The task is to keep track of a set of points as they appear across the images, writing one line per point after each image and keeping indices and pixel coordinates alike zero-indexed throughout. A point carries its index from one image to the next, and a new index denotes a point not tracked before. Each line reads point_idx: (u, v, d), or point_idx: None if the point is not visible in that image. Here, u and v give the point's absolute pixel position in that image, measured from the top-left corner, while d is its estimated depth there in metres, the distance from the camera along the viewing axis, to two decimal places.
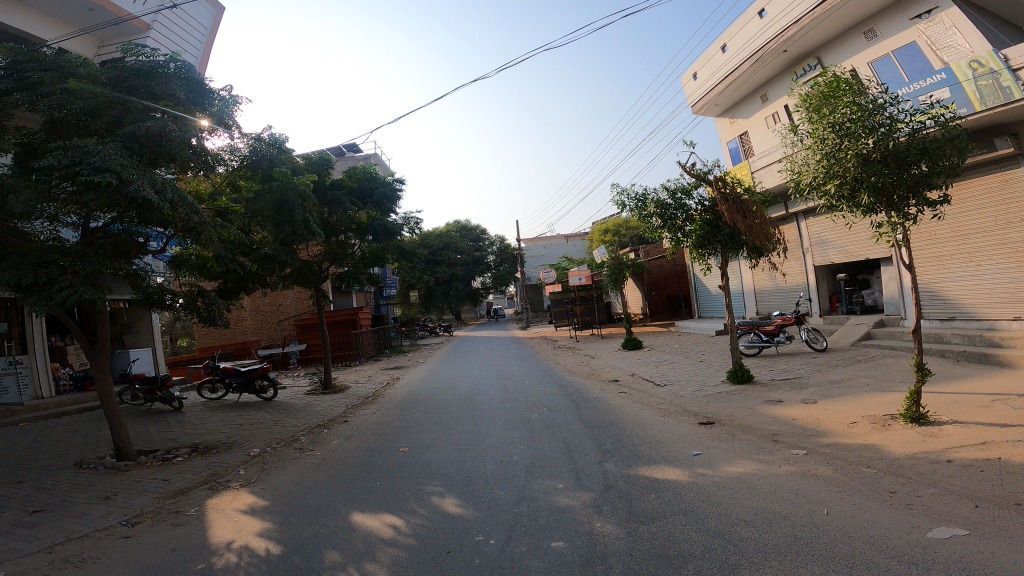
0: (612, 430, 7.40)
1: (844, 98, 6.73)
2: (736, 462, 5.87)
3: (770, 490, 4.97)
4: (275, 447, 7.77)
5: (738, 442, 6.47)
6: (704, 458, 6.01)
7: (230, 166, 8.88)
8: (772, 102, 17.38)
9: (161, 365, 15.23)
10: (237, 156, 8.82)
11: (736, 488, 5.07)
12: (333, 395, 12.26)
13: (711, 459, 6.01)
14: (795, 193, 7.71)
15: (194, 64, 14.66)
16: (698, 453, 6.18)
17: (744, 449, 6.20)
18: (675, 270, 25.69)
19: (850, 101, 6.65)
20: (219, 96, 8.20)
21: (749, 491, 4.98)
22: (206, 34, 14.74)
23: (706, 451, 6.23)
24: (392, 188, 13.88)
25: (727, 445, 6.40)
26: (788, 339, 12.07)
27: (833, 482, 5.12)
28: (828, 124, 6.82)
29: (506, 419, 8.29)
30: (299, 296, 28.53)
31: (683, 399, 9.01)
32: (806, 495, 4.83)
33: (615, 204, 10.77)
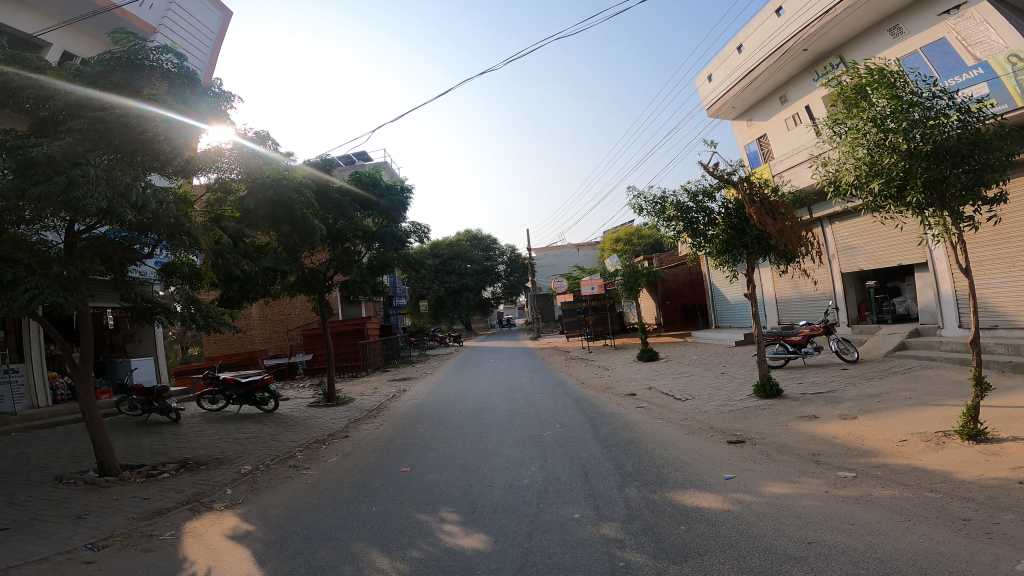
0: (632, 450, 6.77)
1: (883, 90, 6.12)
2: (774, 486, 5.23)
3: (821, 520, 4.32)
4: (268, 465, 7.24)
5: (775, 464, 5.81)
6: (738, 481, 5.37)
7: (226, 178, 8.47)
8: (793, 102, 16.79)
9: (163, 375, 14.84)
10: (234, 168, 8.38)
11: (780, 517, 4.43)
12: (336, 408, 11.74)
13: (745, 482, 5.37)
14: (832, 195, 7.06)
15: (203, 68, 14.51)
16: (731, 476, 5.54)
17: (782, 471, 5.56)
18: (690, 279, 24.88)
19: (889, 94, 6.04)
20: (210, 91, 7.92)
21: (796, 520, 4.34)
22: (213, 39, 14.49)
23: (740, 474, 5.58)
24: (399, 193, 13.40)
25: (763, 466, 5.76)
26: (816, 350, 11.33)
27: (894, 510, 4.46)
28: (867, 118, 6.18)
29: (516, 437, 7.70)
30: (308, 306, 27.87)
31: (707, 414, 8.35)
32: (864, 525, 4.17)
33: (632, 208, 10.22)
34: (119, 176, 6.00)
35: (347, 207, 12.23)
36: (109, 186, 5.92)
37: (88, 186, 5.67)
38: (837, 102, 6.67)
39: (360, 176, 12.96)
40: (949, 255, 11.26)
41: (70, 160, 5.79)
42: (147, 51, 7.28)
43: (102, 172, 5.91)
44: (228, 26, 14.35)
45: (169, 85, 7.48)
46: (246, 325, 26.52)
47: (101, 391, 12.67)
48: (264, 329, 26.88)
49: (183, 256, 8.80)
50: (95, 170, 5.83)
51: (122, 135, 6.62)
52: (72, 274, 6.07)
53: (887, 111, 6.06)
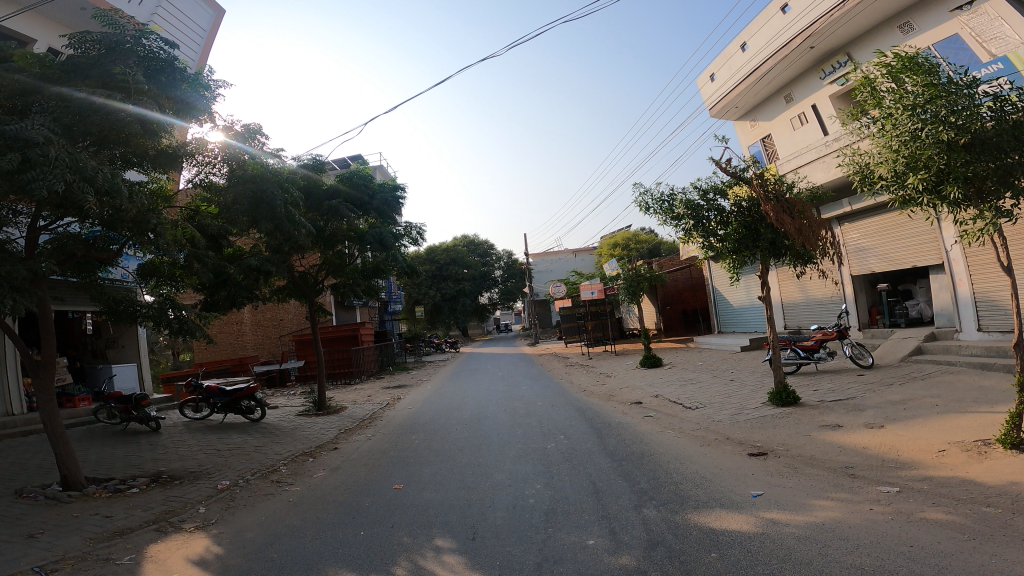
0: (644, 464, 6.26)
1: (915, 77, 5.66)
2: (811, 505, 4.74)
3: (873, 543, 3.87)
4: (247, 480, 6.65)
5: (806, 480, 5.37)
6: (768, 499, 4.89)
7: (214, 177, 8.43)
8: (798, 102, 16.45)
9: (146, 383, 14.25)
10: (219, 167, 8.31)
11: (826, 540, 3.96)
12: (326, 416, 11.16)
13: (776, 500, 4.91)
14: (861, 187, 6.58)
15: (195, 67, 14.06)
16: (759, 493, 5.06)
17: (815, 488, 5.07)
18: (690, 284, 24.38)
19: (924, 80, 5.56)
20: (189, 75, 7.41)
21: (846, 544, 3.87)
22: (205, 37, 14.02)
23: (769, 491, 5.09)
24: (394, 192, 12.85)
25: (793, 482, 5.27)
26: (830, 355, 10.85)
27: (952, 531, 4.00)
28: (901, 105, 5.68)
29: (518, 450, 7.15)
30: (301, 311, 27.24)
31: (721, 424, 7.84)
32: (924, 548, 3.75)
33: (638, 206, 9.72)
34: (83, 157, 5.48)
35: (339, 206, 11.66)
36: (71, 168, 5.39)
37: (44, 165, 5.17)
38: (863, 88, 6.21)
39: (353, 174, 12.39)
40: (967, 255, 10.85)
41: (28, 140, 5.28)
42: (123, 33, 6.71)
43: (64, 153, 5.40)
44: (221, 24, 13.86)
45: (145, 71, 6.91)
46: (236, 331, 25.75)
47: (80, 399, 12.04)
48: (257, 334, 26.03)
49: (162, 256, 8.24)
50: (57, 149, 5.34)
51: (88, 121, 6.10)
52: (20, 272, 5.37)
53: (921, 97, 5.58)
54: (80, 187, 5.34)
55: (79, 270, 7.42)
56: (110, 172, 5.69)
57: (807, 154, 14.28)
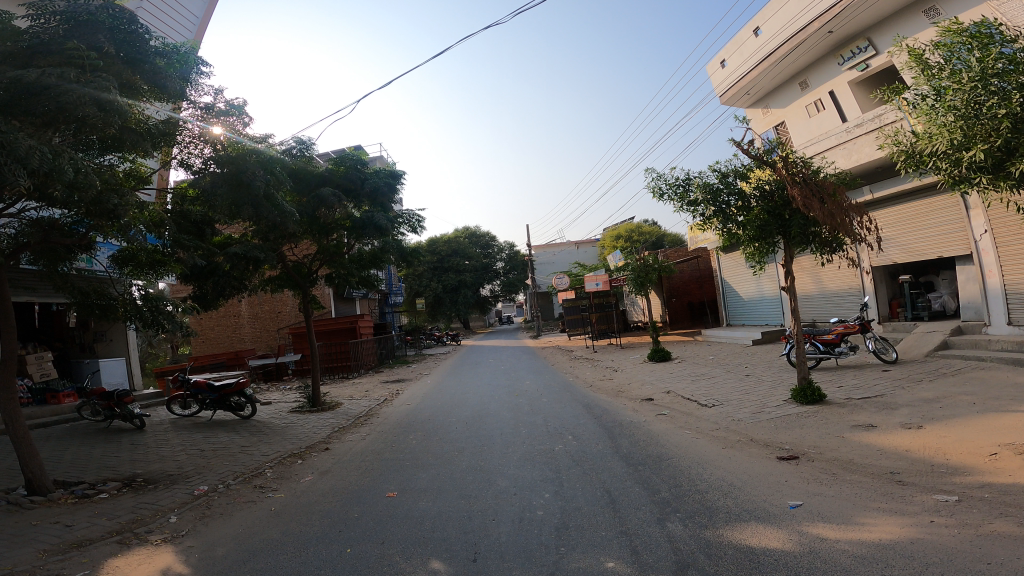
0: (663, 469, 5.72)
1: (988, 50, 5.04)
2: (859, 520, 4.20)
3: (944, 561, 3.34)
4: (228, 485, 6.13)
5: (849, 489, 4.83)
6: (810, 512, 4.39)
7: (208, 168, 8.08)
8: (815, 88, 15.74)
9: (134, 379, 13.80)
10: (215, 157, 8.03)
11: (888, 559, 3.43)
12: (320, 413, 10.63)
13: (819, 513, 4.37)
14: (907, 166, 5.94)
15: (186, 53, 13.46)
16: (799, 506, 4.51)
17: (861, 499, 4.59)
18: (697, 275, 23.79)
19: (1000, 53, 4.95)
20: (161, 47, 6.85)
21: (914, 563, 3.35)
22: (198, 24, 13.38)
23: (809, 502, 4.59)
24: (388, 178, 12.17)
25: (835, 491, 4.78)
26: (851, 350, 10.25)
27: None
28: (969, 78, 5.05)
29: (523, 452, 6.59)
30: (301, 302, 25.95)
31: (742, 423, 7.27)
32: (1004, 565, 3.21)
33: (651, 192, 9.13)
34: (18, 135, 4.73)
35: (328, 194, 11.02)
36: (3, 148, 4.65)
37: None
38: (917, 58, 5.64)
39: (343, 159, 11.73)
40: (997, 245, 10.18)
41: None
42: (86, 6, 6.15)
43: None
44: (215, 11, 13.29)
45: (116, 45, 6.37)
46: (235, 323, 25.64)
47: (64, 395, 11.68)
48: (253, 327, 25.79)
49: (135, 243, 7.58)
50: None
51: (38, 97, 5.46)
52: None
53: (995, 67, 4.96)
54: (8, 171, 4.58)
55: (41, 258, 6.88)
56: (51, 152, 4.95)
57: (824, 141, 13.63)
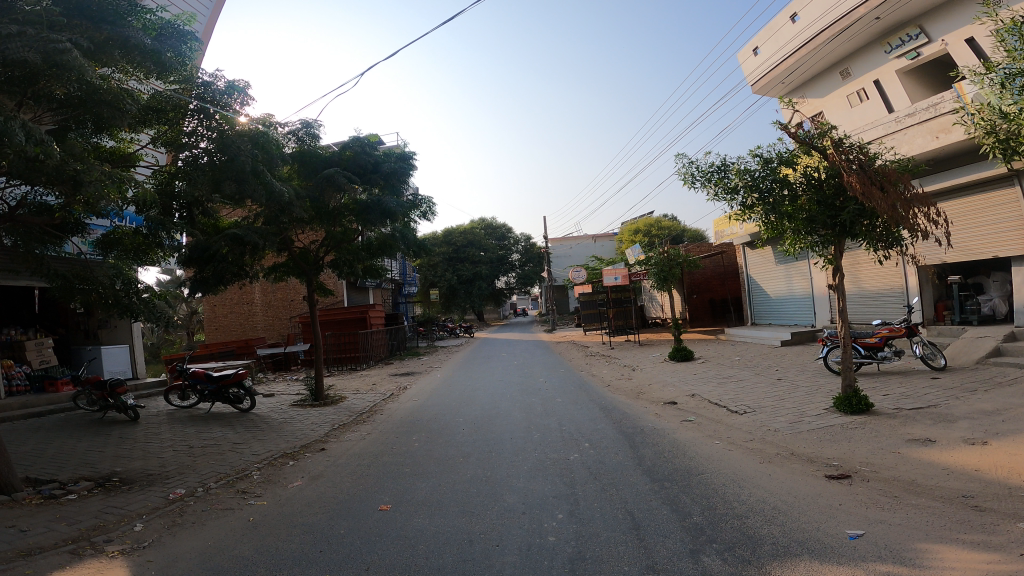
0: (692, 487, 5.02)
1: None
2: (934, 554, 3.49)
3: None
4: (206, 491, 5.63)
5: (917, 515, 4.09)
6: (873, 544, 3.68)
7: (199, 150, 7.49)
8: (858, 76, 14.68)
9: (137, 368, 13.56)
10: (208, 138, 7.45)
11: None
12: (321, 408, 10.11)
13: (885, 545, 3.66)
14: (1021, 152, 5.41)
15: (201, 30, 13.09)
16: (861, 537, 3.79)
17: (933, 527, 3.86)
18: (720, 271, 22.85)
19: None
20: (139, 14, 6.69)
21: None
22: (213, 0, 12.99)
23: (870, 531, 3.87)
24: (401, 160, 11.48)
25: (900, 518, 4.04)
26: (895, 356, 9.39)
27: None
28: None
29: (533, 462, 5.95)
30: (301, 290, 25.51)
31: (779, 434, 6.53)
32: None
33: (682, 179, 8.37)
34: None
35: (335, 174, 10.37)
36: None
37: None
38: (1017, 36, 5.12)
39: (351, 142, 11.09)
40: None
41: None
42: None
43: None
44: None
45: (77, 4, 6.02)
46: (248, 310, 25.36)
47: (63, 383, 11.34)
48: (266, 314, 25.52)
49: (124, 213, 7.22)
50: None
51: None
52: None
53: None
54: None
55: (18, 238, 6.47)
56: None
57: (869, 131, 12.63)
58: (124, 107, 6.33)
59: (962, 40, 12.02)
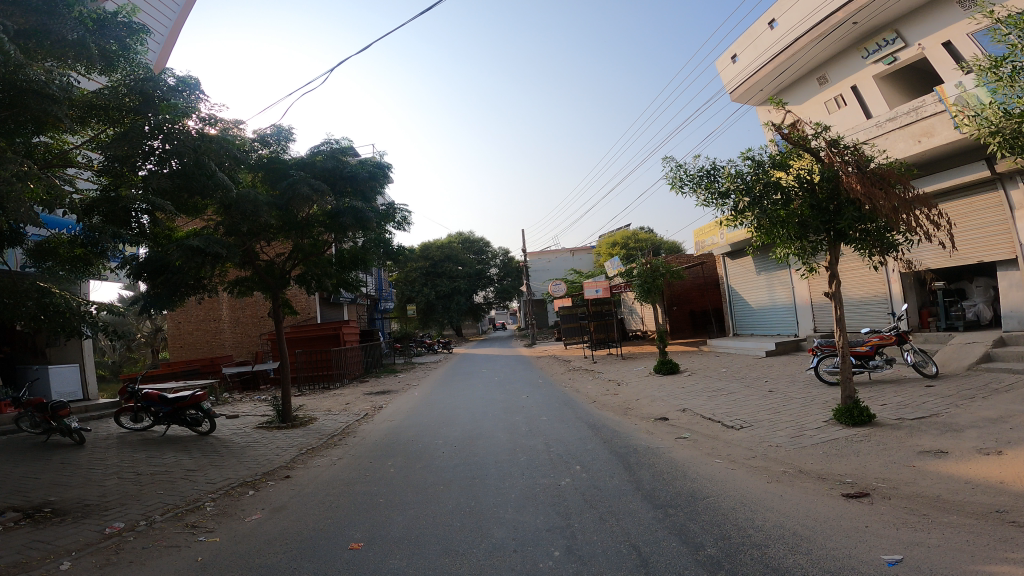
0: (700, 513, 4.59)
1: None
2: None
3: None
4: (147, 528, 4.99)
5: (955, 536, 3.76)
6: (917, 570, 3.31)
7: (157, 155, 6.89)
8: (835, 83, 14.87)
9: (88, 388, 12.64)
10: (160, 138, 6.81)
11: None
12: (289, 430, 9.38)
13: (929, 571, 3.30)
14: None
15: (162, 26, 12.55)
16: (900, 563, 3.40)
17: (975, 550, 3.52)
18: (700, 283, 22.77)
19: None
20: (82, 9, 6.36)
21: None
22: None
23: (909, 555, 3.52)
24: (373, 167, 10.77)
25: (938, 542, 3.69)
26: (887, 363, 9.19)
27: None
28: None
29: (523, 489, 5.41)
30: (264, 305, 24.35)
31: (782, 450, 6.16)
32: None
33: (670, 184, 8.08)
34: None
35: (300, 181, 9.64)
36: None
37: None
38: None
39: (319, 149, 10.40)
40: None
41: None
42: None
43: None
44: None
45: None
46: (214, 328, 24.22)
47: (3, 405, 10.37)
48: (235, 331, 24.44)
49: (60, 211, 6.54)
50: None
51: None
52: None
53: None
54: None
55: None
56: None
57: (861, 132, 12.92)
58: (57, 95, 5.72)
59: (940, 43, 12.15)
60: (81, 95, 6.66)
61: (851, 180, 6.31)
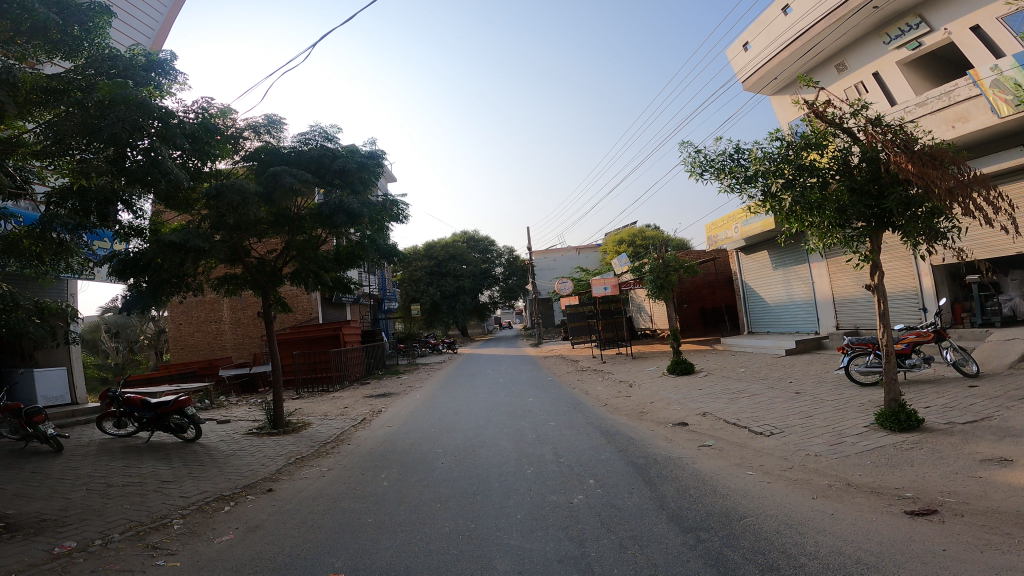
0: (738, 537, 3.96)
1: None
2: None
3: None
4: (100, 549, 4.42)
5: None
6: None
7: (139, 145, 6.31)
8: (855, 70, 14.10)
9: (76, 390, 12.17)
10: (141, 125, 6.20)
11: None
12: (281, 437, 8.80)
13: None
14: None
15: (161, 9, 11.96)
16: None
17: None
18: (711, 279, 22.05)
19: None
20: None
21: None
22: None
23: None
24: (363, 158, 10.10)
25: None
26: (925, 363, 8.49)
27: None
28: None
29: (529, 508, 4.79)
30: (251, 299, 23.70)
31: (822, 460, 5.51)
32: None
33: (688, 171, 7.46)
34: None
35: (284, 173, 9.00)
36: None
37: None
38: None
39: (307, 139, 9.76)
40: None
41: None
42: None
43: None
44: None
45: None
46: (214, 329, 23.75)
47: None
48: (236, 333, 23.87)
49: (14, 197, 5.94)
50: None
51: None
52: None
53: None
54: None
55: None
56: None
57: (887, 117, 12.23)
58: None
59: (967, 28, 11.56)
60: (27, 77, 6.17)
61: (901, 160, 5.62)
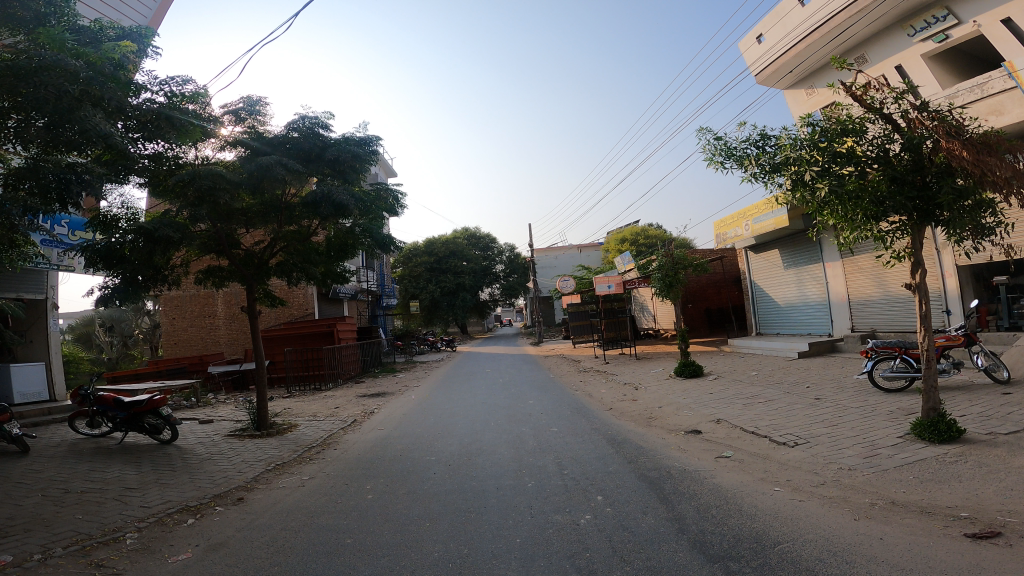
0: (773, 567, 3.38)
1: None
2: None
3: None
4: (33, 568, 3.84)
5: None
6: None
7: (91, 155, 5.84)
8: (875, 63, 13.50)
9: (57, 386, 11.61)
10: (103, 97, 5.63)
11: None
12: (264, 440, 8.23)
13: None
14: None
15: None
16: None
17: None
18: (717, 279, 21.50)
19: None
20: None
21: None
22: None
23: None
24: (356, 147, 9.50)
25: None
26: (955, 369, 7.90)
27: None
28: None
29: (531, 530, 4.21)
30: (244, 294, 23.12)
31: (858, 475, 4.93)
32: None
33: (707, 160, 6.88)
34: None
35: (272, 163, 8.40)
36: None
37: None
38: None
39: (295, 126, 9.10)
40: None
41: None
42: None
43: None
44: None
45: None
46: (209, 324, 23.19)
47: None
48: (230, 328, 23.21)
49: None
50: None
51: None
52: None
53: None
54: None
55: None
56: None
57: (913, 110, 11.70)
58: None
59: (998, 20, 10.98)
60: None
61: (950, 147, 5.16)
